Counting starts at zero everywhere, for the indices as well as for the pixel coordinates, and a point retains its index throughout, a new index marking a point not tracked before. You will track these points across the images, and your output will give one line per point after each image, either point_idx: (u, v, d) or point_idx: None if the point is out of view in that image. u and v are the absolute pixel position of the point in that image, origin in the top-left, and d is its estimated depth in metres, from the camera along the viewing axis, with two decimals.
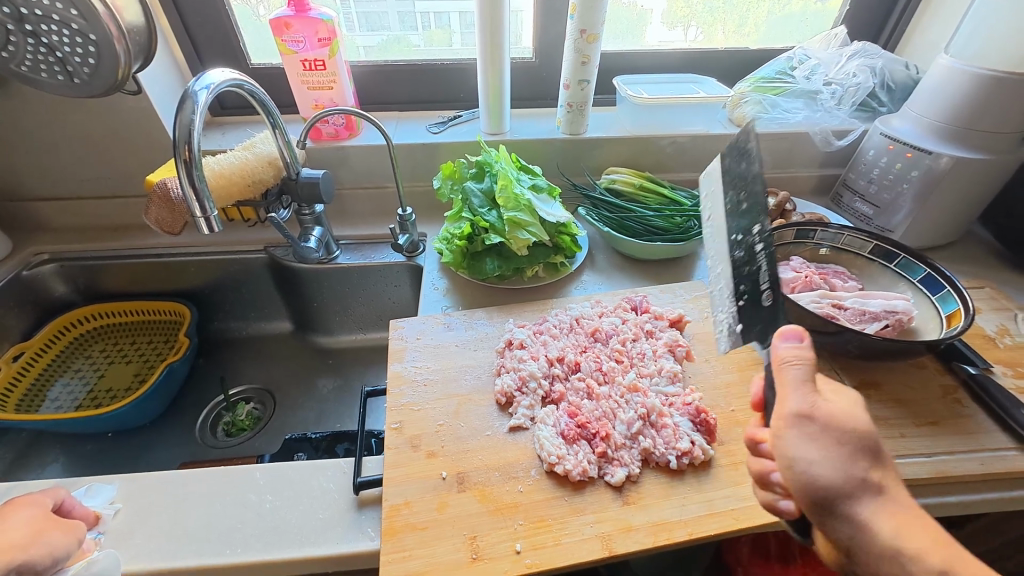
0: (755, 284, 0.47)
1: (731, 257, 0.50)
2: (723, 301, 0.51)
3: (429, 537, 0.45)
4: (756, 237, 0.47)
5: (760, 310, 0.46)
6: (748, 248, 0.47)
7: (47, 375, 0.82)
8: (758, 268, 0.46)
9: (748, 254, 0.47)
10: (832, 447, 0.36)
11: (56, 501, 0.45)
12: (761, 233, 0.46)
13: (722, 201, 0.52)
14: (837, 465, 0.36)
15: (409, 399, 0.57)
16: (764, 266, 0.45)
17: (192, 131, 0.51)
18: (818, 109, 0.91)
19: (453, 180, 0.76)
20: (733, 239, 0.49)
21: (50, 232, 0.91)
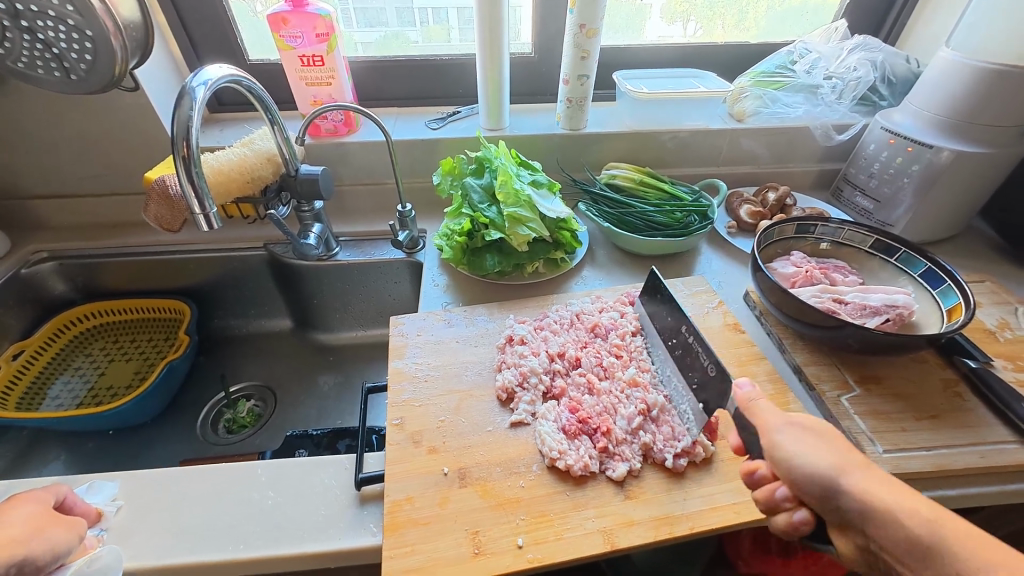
0: (698, 367, 0.50)
1: (672, 357, 0.56)
2: (681, 392, 0.53)
3: (431, 533, 0.45)
4: (684, 331, 0.54)
5: (710, 382, 0.48)
6: (684, 339, 0.53)
7: (48, 373, 0.83)
8: (696, 353, 0.51)
9: (685, 347, 0.53)
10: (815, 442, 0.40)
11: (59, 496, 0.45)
12: (685, 325, 0.53)
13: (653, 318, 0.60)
14: (825, 457, 0.39)
15: (410, 396, 0.57)
16: (700, 351, 0.50)
17: (191, 126, 0.51)
18: (819, 103, 0.90)
19: (453, 175, 0.76)
20: (670, 344, 0.56)
21: (49, 230, 0.90)
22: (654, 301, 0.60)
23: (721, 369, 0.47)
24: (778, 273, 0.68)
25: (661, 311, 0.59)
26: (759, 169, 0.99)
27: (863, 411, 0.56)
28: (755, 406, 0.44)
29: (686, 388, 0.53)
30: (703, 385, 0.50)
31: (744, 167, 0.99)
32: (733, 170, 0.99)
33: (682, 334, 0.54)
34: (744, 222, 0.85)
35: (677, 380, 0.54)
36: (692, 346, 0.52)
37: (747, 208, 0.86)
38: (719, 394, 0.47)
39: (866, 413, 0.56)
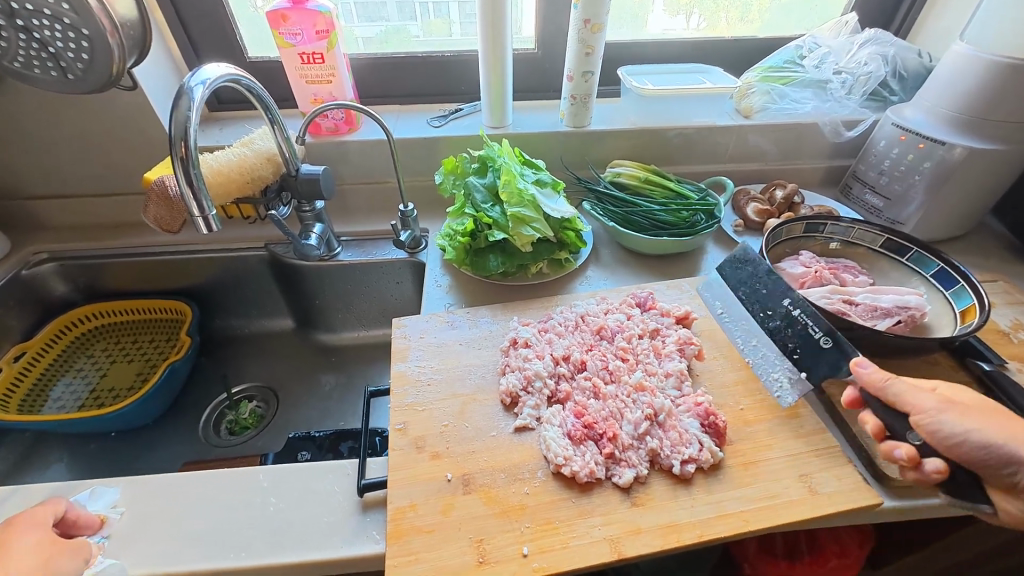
0: (807, 338, 0.56)
1: (763, 330, 0.62)
2: (774, 363, 0.59)
3: (435, 541, 0.44)
4: (785, 308, 0.59)
5: (823, 354, 0.54)
6: (784, 318, 0.59)
7: (50, 375, 0.82)
8: (804, 326, 0.57)
9: (786, 321, 0.59)
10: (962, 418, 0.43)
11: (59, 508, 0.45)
12: (791, 303, 0.59)
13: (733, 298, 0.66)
14: (993, 427, 0.43)
15: (413, 400, 0.57)
16: (809, 323, 0.56)
17: (189, 127, 0.50)
18: (828, 99, 0.89)
19: (455, 175, 0.75)
20: (765, 314, 0.62)
21: (50, 230, 0.90)
22: (735, 282, 0.66)
23: (840, 343, 0.53)
24: (787, 274, 0.67)
25: (747, 288, 0.64)
26: (765, 166, 0.98)
27: None
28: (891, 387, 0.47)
29: (784, 358, 0.58)
30: (807, 356, 0.56)
31: (751, 164, 0.97)
32: (740, 167, 0.97)
33: (782, 306, 0.60)
34: (751, 220, 0.84)
35: (769, 350, 0.60)
36: (796, 318, 0.58)
37: (754, 206, 0.85)
38: (834, 365, 0.53)
39: None
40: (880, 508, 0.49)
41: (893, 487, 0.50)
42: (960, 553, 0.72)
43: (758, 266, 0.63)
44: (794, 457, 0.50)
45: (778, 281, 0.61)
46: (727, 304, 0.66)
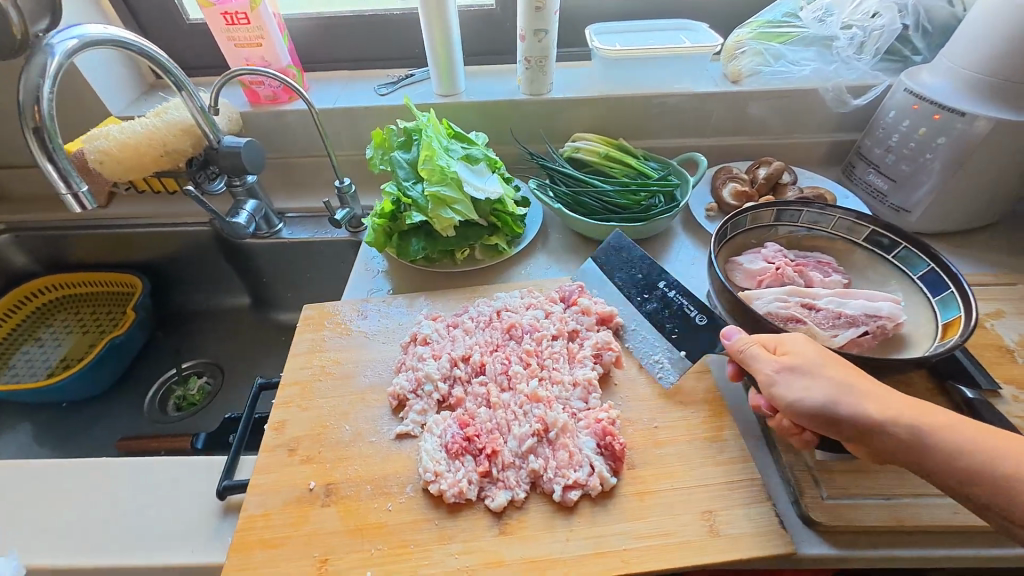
0: (684, 318, 0.53)
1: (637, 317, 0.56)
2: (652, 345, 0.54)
3: (278, 556, 0.41)
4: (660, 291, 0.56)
5: (701, 332, 0.51)
6: (661, 300, 0.55)
7: (8, 346, 0.85)
8: (682, 306, 0.53)
9: (662, 304, 0.55)
10: (802, 382, 0.39)
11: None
12: (667, 285, 0.55)
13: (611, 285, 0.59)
14: (822, 390, 0.38)
15: (300, 396, 0.53)
16: (685, 302, 0.53)
17: (41, 92, 0.46)
18: (833, 60, 0.75)
19: (383, 149, 0.68)
20: (641, 299, 0.56)
21: (10, 202, 0.91)
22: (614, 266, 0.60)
23: (714, 317, 0.51)
24: (743, 270, 0.57)
25: (620, 275, 0.59)
26: (758, 141, 0.85)
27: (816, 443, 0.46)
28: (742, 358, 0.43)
29: (664, 344, 0.53)
30: (685, 338, 0.52)
31: (740, 138, 0.85)
32: (728, 141, 0.85)
33: (656, 288, 0.56)
34: (726, 204, 0.73)
35: (648, 338, 0.54)
36: (671, 300, 0.54)
37: (731, 186, 0.74)
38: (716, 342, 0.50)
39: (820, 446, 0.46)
40: (796, 556, 0.41)
41: (821, 531, 0.42)
42: None
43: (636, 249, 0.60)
44: (701, 489, 0.43)
45: (654, 263, 0.58)
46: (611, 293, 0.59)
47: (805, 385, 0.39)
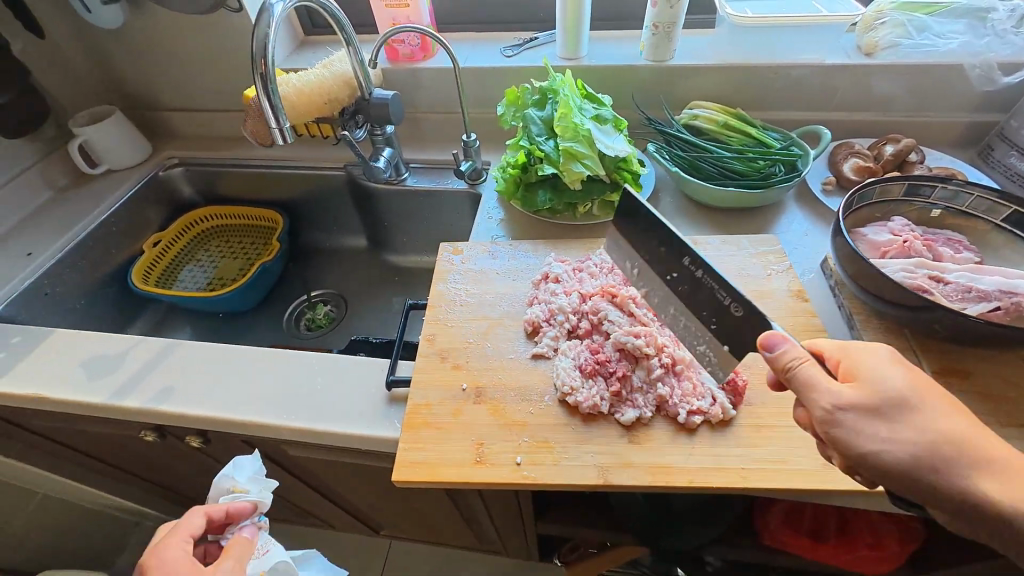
0: (719, 308, 0.44)
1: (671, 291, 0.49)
2: (695, 334, 0.48)
3: (442, 436, 0.50)
4: (688, 268, 0.46)
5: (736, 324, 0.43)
6: (693, 277, 0.46)
7: (176, 263, 1.00)
8: (709, 291, 0.44)
9: (691, 284, 0.46)
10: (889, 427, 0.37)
11: (200, 509, 0.60)
12: (691, 263, 0.45)
13: (639, 256, 0.52)
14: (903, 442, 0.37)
15: (445, 316, 0.61)
16: (716, 287, 0.44)
17: (267, 45, 0.55)
18: (985, 34, 0.72)
19: (516, 106, 0.74)
20: (669, 276, 0.48)
21: (179, 140, 1.05)
22: (635, 235, 0.51)
23: (751, 312, 0.41)
24: (867, 241, 0.59)
25: (647, 241, 0.50)
26: (885, 119, 0.82)
27: None
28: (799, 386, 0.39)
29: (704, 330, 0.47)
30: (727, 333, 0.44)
31: (866, 114, 0.83)
32: (851, 117, 0.83)
33: (686, 266, 0.46)
34: (845, 178, 0.73)
35: (685, 321, 0.48)
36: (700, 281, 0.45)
37: (853, 162, 0.73)
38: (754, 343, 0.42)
39: None
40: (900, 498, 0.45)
41: None
42: None
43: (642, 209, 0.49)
44: None
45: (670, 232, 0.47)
46: (641, 268, 0.53)
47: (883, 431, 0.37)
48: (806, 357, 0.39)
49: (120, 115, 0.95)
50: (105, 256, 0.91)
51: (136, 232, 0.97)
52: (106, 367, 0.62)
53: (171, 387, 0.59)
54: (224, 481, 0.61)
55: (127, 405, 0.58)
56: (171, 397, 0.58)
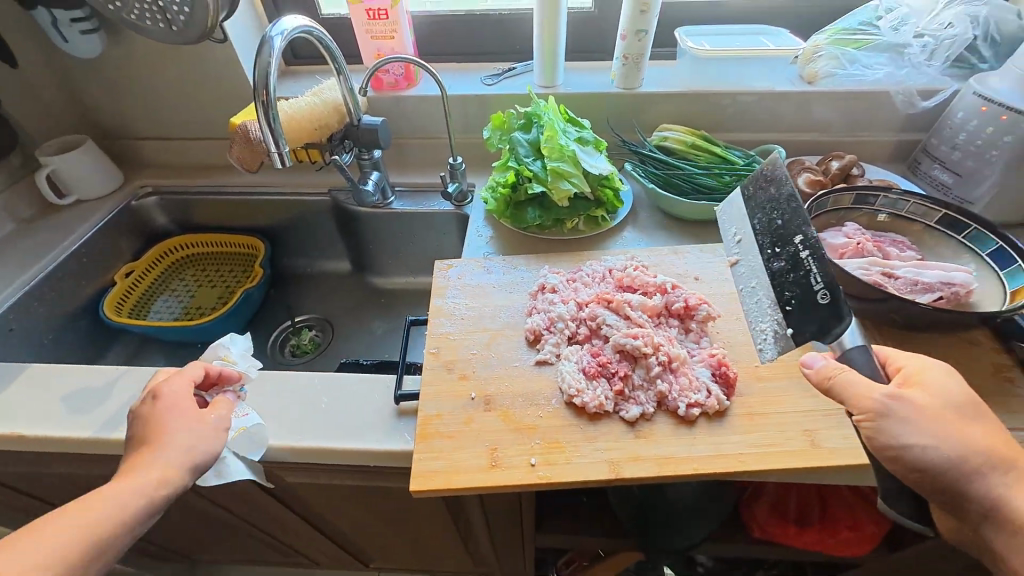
0: (806, 289, 0.49)
1: (767, 266, 0.55)
2: (764, 313, 0.55)
3: (456, 444, 0.51)
4: (795, 247, 0.51)
5: (814, 309, 0.48)
6: (792, 257, 0.51)
7: (150, 293, 0.97)
8: (803, 273, 0.50)
9: (792, 263, 0.51)
10: (935, 433, 0.43)
11: (198, 363, 0.56)
12: (802, 243, 0.50)
13: (748, 224, 0.58)
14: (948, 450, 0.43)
15: (447, 330, 0.63)
16: (814, 271, 0.49)
17: (269, 74, 0.57)
18: (904, 66, 0.84)
19: (501, 130, 0.78)
20: (772, 250, 0.54)
21: (152, 169, 1.03)
22: (752, 207, 0.57)
23: (837, 303, 0.46)
24: (826, 244, 0.66)
25: (767, 212, 0.55)
26: (828, 138, 0.93)
27: None
28: (835, 389, 0.45)
29: (775, 308, 0.53)
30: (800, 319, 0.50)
31: (811, 135, 0.93)
32: (798, 137, 0.93)
33: (793, 245, 0.51)
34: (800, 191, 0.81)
35: (764, 296, 0.55)
36: (803, 260, 0.50)
37: (805, 176, 0.82)
38: (816, 326, 0.48)
39: None
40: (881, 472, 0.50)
41: None
42: None
43: (783, 187, 0.54)
44: (801, 414, 0.52)
45: (797, 213, 0.51)
46: (740, 234, 0.60)
47: (929, 435, 0.43)
48: (841, 368, 0.46)
49: (92, 144, 0.93)
50: (74, 288, 0.87)
51: (107, 262, 0.93)
52: (93, 399, 0.60)
53: None
54: (220, 349, 0.60)
55: (120, 436, 0.56)
56: None
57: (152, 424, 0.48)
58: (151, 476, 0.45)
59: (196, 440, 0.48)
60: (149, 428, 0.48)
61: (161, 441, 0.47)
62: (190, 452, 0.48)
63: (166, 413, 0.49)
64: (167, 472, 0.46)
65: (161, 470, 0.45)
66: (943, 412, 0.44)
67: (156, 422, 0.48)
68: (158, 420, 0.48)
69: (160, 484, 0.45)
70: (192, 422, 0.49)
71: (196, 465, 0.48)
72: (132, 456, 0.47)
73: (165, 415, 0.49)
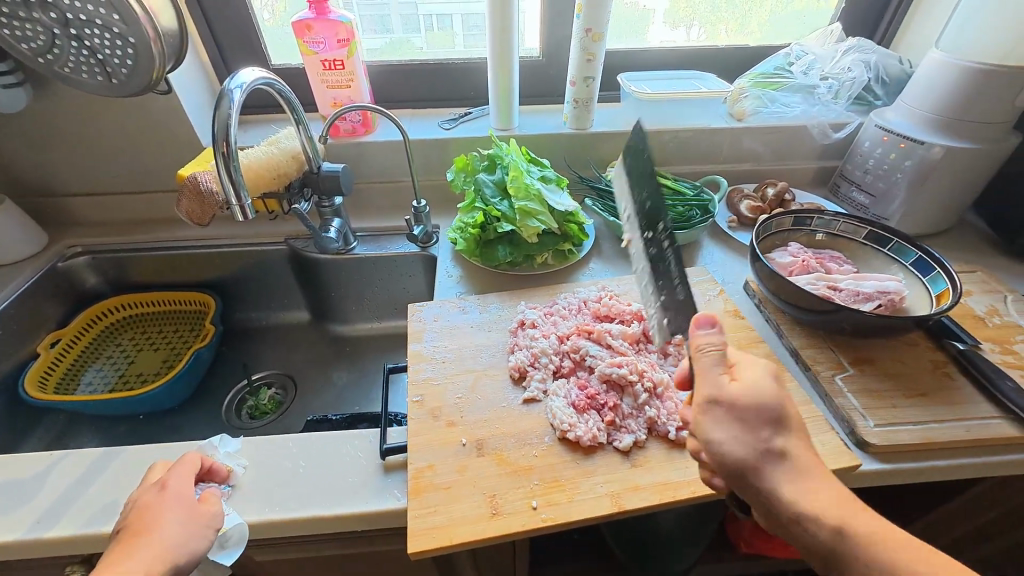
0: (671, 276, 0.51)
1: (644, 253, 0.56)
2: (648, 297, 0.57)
3: (452, 495, 0.49)
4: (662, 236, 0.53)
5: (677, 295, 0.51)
6: (660, 246, 0.53)
7: (80, 363, 0.87)
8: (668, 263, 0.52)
9: (659, 251, 0.53)
10: (740, 429, 0.40)
11: (195, 452, 0.52)
12: (665, 232, 0.52)
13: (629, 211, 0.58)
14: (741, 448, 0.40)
15: (429, 375, 0.61)
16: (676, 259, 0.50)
17: (230, 126, 0.56)
18: (816, 103, 0.94)
19: (466, 172, 0.80)
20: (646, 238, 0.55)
21: (82, 227, 0.95)
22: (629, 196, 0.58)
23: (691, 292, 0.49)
24: (776, 263, 0.72)
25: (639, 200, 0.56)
26: (759, 167, 1.02)
27: (855, 388, 0.59)
28: (701, 359, 0.43)
29: (655, 295, 0.55)
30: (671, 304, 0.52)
31: (745, 165, 1.02)
32: (734, 168, 1.02)
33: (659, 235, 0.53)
34: (745, 217, 0.88)
35: (646, 282, 0.57)
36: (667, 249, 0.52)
37: (746, 203, 0.89)
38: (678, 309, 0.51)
39: (859, 390, 0.59)
40: (858, 471, 0.53)
41: (874, 452, 0.54)
42: (943, 531, 0.76)
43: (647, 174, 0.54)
44: None
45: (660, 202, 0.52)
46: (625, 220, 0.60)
47: (732, 430, 0.40)
48: (721, 348, 0.43)
49: (11, 204, 0.85)
50: None
51: (28, 333, 0.83)
52: (21, 494, 0.52)
53: (117, 502, 0.51)
54: (207, 448, 0.55)
55: (58, 534, 0.49)
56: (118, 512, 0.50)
57: (142, 515, 0.45)
58: (134, 569, 0.41)
59: (183, 534, 0.44)
60: (139, 518, 0.44)
61: (152, 533, 0.43)
62: (176, 548, 0.43)
63: (162, 502, 0.46)
64: (152, 568, 0.41)
65: (146, 566, 0.41)
66: (754, 411, 0.41)
67: (148, 512, 0.45)
68: (153, 511, 0.45)
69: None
70: (186, 513, 0.45)
71: (179, 566, 0.43)
72: (117, 547, 0.43)
73: (162, 503, 0.45)
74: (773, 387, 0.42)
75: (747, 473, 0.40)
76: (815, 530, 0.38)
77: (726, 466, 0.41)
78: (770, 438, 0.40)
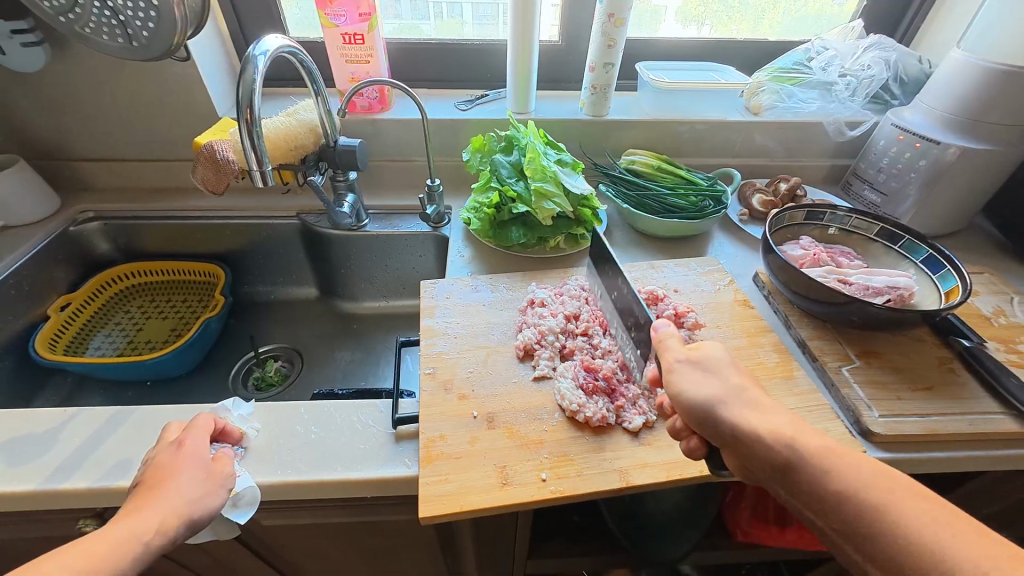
0: None
1: None
2: None
3: (462, 465, 0.49)
4: None
5: None
6: None
7: (89, 327, 0.87)
8: None
9: None
10: (727, 388, 0.43)
11: (208, 413, 0.52)
12: None
13: None
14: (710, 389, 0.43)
15: (441, 349, 0.62)
16: None
17: (253, 92, 0.57)
18: (833, 100, 0.94)
19: (482, 152, 0.81)
20: None
21: (94, 193, 0.95)
22: None
23: None
24: (787, 255, 0.72)
25: None
26: (772, 163, 1.03)
27: (862, 380, 0.60)
28: None
29: None
30: None
31: (757, 160, 1.02)
32: (746, 163, 1.03)
33: None
34: (756, 210, 0.89)
35: None
36: None
37: (759, 197, 0.90)
38: None
39: (865, 382, 0.60)
40: (861, 459, 0.54)
41: (878, 442, 0.55)
42: None
43: None
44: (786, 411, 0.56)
45: None
46: None
47: (703, 387, 0.43)
48: None
49: (25, 165, 0.85)
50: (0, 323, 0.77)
51: (39, 294, 0.83)
52: (36, 447, 0.52)
53: (131, 458, 0.52)
54: (221, 411, 0.55)
55: (73, 486, 0.49)
56: (131, 469, 0.51)
57: (160, 471, 0.45)
58: (151, 523, 0.41)
59: (200, 493, 0.45)
60: (156, 474, 0.45)
61: (168, 489, 0.44)
62: (189, 506, 0.44)
63: (180, 461, 0.46)
64: (168, 522, 0.42)
65: (160, 521, 0.42)
66: (741, 369, 0.43)
67: (165, 470, 0.45)
68: (170, 468, 0.45)
69: (155, 532, 0.41)
70: (201, 473, 0.46)
71: (193, 522, 0.44)
72: (134, 500, 0.43)
73: (179, 462, 0.46)
74: (729, 355, 0.46)
75: (714, 411, 0.42)
76: (780, 461, 0.40)
77: (693, 415, 0.43)
78: (733, 388, 0.43)
